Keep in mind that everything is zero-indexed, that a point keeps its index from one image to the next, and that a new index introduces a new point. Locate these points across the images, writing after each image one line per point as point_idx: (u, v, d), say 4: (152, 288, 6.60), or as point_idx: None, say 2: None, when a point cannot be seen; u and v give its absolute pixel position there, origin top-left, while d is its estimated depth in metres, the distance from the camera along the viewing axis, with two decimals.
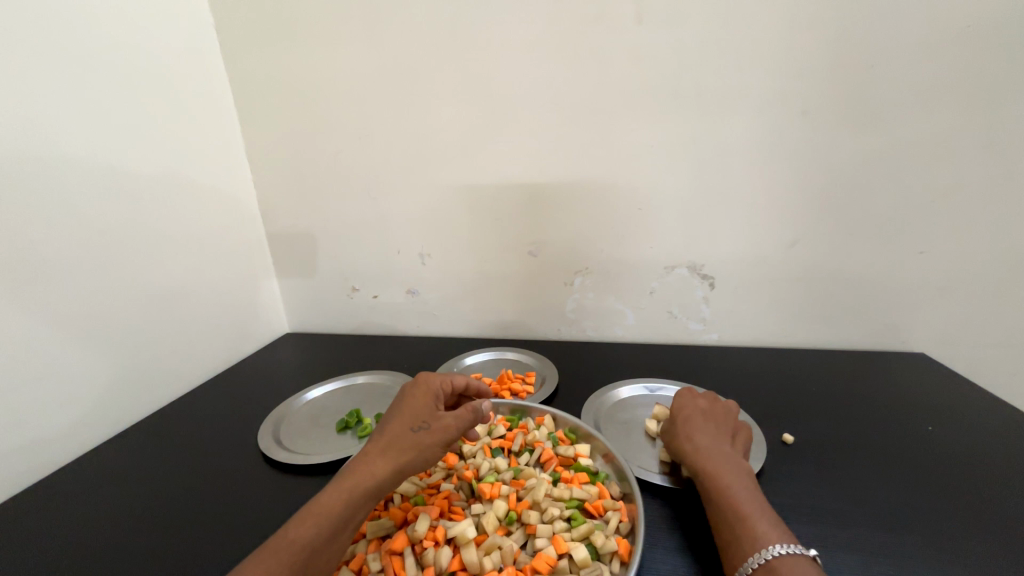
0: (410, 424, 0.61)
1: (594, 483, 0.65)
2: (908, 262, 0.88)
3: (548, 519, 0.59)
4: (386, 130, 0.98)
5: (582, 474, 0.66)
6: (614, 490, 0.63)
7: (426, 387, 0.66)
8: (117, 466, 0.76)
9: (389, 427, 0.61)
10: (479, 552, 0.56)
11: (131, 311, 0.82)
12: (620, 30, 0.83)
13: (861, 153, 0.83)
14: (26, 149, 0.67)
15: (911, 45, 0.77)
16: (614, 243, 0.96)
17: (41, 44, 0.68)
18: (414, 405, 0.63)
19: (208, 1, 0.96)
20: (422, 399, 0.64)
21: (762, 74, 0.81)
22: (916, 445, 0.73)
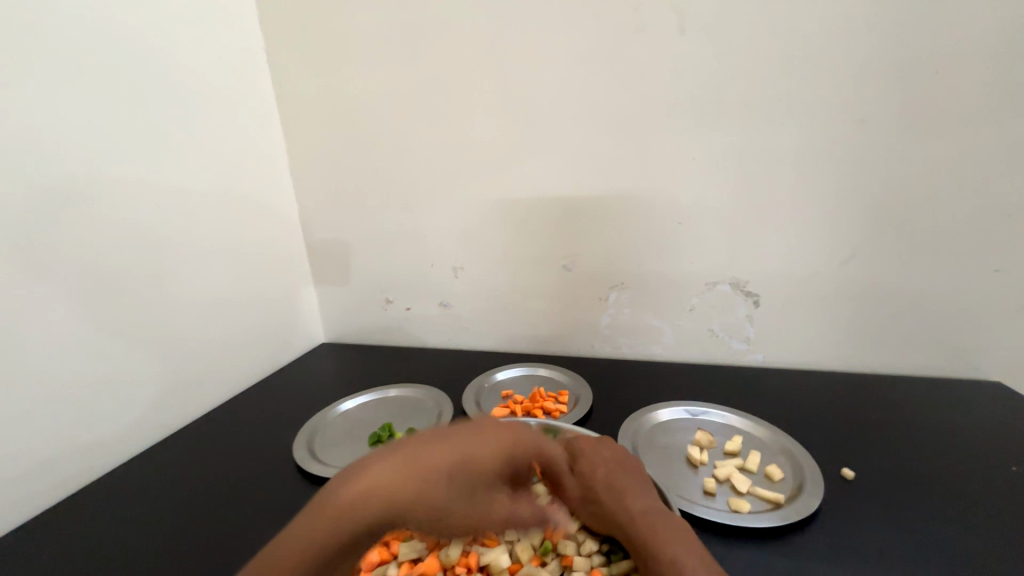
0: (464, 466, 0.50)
1: None
2: (980, 281, 0.80)
3: (585, 552, 0.57)
4: (422, 145, 0.99)
5: None
6: None
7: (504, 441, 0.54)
8: (162, 470, 0.79)
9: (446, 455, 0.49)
10: None
11: (179, 320, 0.86)
12: (659, 42, 0.82)
13: (924, 163, 0.77)
14: (90, 167, 0.72)
15: (981, 48, 0.71)
16: (652, 258, 0.93)
17: (106, 71, 0.74)
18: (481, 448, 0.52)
19: (260, 26, 1.01)
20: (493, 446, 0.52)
21: (812, 83, 0.77)
22: (996, 486, 0.65)
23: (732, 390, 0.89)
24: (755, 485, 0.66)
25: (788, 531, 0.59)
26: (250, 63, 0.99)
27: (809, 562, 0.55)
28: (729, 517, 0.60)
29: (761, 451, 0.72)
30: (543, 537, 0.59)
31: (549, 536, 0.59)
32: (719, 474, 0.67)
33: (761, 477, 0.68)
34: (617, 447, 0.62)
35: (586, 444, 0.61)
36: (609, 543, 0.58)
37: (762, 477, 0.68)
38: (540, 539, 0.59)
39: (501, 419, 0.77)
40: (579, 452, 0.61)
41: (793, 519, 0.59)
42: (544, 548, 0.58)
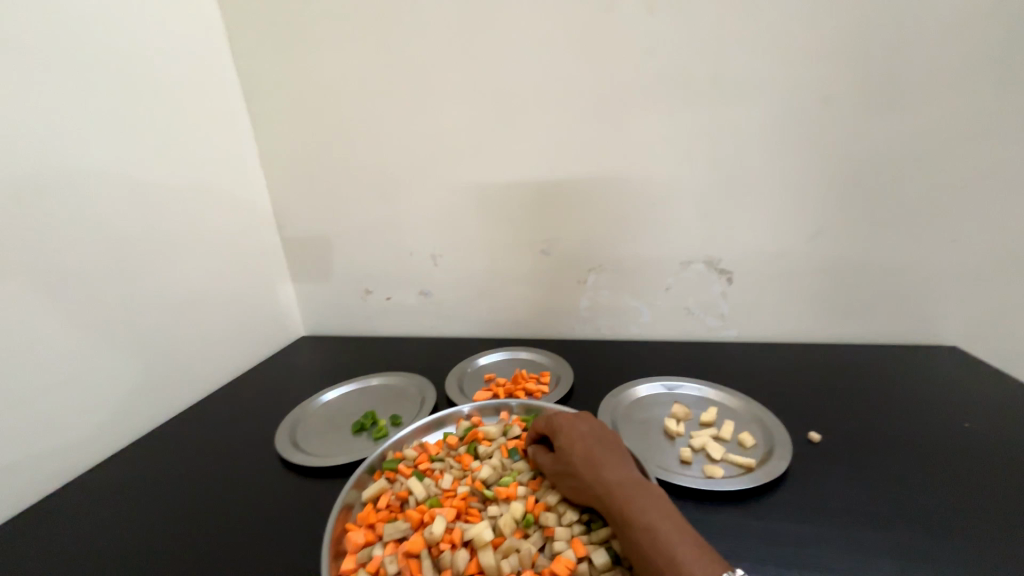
0: None
1: None
2: (936, 251, 0.84)
3: (566, 522, 0.59)
4: (396, 132, 0.98)
5: None
6: None
7: None
8: (140, 470, 0.78)
9: None
10: (496, 555, 0.56)
11: (150, 318, 0.84)
12: (629, 22, 0.82)
13: (884, 139, 0.80)
14: (51, 162, 0.69)
15: (936, 24, 0.73)
16: (628, 239, 0.94)
17: (61, 59, 0.70)
18: None
19: (221, 9, 0.97)
20: None
21: (777, 61, 0.79)
22: (951, 442, 0.69)
23: (708, 365, 0.92)
24: (728, 452, 0.68)
25: (759, 493, 0.62)
26: (211, 48, 0.95)
27: (779, 520, 0.58)
28: (703, 483, 0.62)
29: (735, 420, 0.75)
30: (524, 511, 0.61)
31: (531, 510, 0.61)
32: (695, 443, 0.70)
33: (734, 445, 0.70)
34: (595, 423, 0.64)
35: (565, 421, 0.64)
36: (589, 513, 0.60)
37: (735, 444, 0.71)
38: (522, 513, 0.60)
39: (483, 403, 0.78)
40: (559, 429, 0.63)
41: (763, 482, 0.62)
42: (526, 521, 0.59)
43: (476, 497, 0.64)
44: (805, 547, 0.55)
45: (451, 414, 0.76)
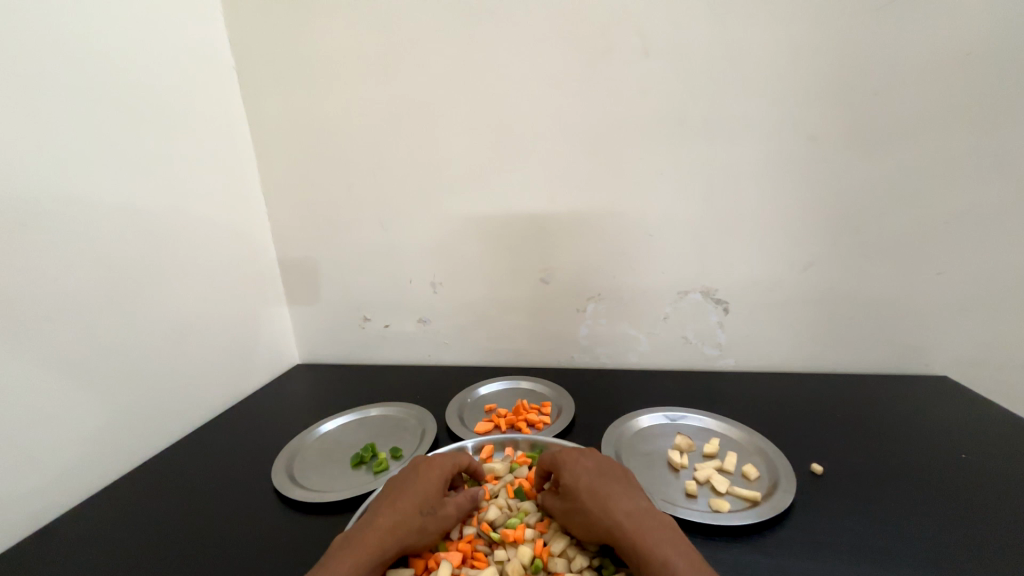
0: (417, 505, 0.59)
1: None
2: (922, 283, 0.87)
3: (576, 566, 0.57)
4: (398, 162, 1.00)
5: None
6: None
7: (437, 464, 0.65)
8: (127, 506, 0.75)
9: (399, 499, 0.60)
10: None
11: (143, 346, 0.82)
12: (627, 64, 0.86)
13: (868, 176, 0.84)
14: (51, 190, 0.69)
15: (912, 72, 0.79)
16: (626, 269, 0.96)
17: (68, 91, 0.71)
18: (420, 480, 0.62)
19: (230, 44, 1.00)
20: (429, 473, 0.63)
21: (766, 103, 0.83)
22: (949, 474, 0.70)
23: (707, 394, 0.93)
24: (733, 485, 0.69)
25: (766, 528, 0.62)
26: (217, 80, 0.97)
27: (788, 556, 0.58)
28: (710, 517, 0.62)
29: (738, 452, 0.75)
30: (533, 555, 0.59)
31: (539, 553, 0.59)
32: (699, 476, 0.70)
33: (738, 478, 0.70)
34: (599, 456, 0.64)
35: (568, 455, 0.63)
36: (599, 557, 0.59)
37: (739, 477, 0.71)
38: (530, 557, 0.59)
39: (493, 436, 0.79)
40: (563, 460, 0.63)
41: (769, 516, 0.62)
42: (534, 566, 0.58)
43: (483, 540, 0.63)
44: None
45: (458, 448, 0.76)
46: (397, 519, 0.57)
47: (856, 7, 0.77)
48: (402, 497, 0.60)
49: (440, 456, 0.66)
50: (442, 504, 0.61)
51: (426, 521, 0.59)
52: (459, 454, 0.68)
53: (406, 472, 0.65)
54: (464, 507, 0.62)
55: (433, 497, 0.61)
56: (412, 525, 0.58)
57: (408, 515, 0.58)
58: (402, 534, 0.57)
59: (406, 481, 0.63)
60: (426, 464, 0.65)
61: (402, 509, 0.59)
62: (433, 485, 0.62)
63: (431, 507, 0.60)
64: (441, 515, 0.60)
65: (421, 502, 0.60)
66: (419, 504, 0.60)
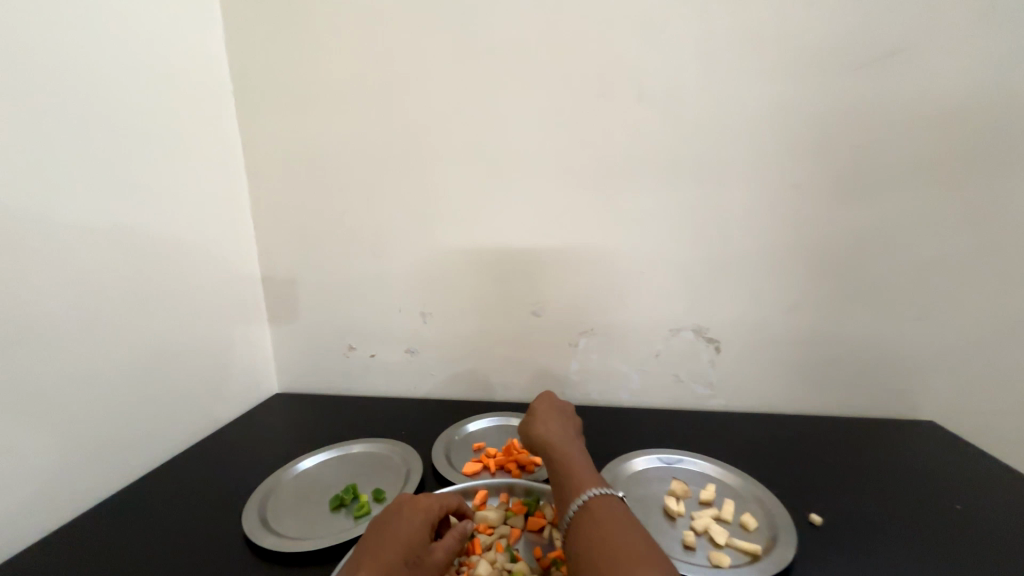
0: (403, 556, 0.55)
1: None
2: (908, 328, 0.89)
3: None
4: (392, 191, 0.99)
5: None
6: None
7: (422, 507, 0.61)
8: (79, 552, 0.68)
9: (383, 551, 0.55)
10: None
11: (113, 372, 0.77)
12: (622, 106, 0.89)
13: (854, 223, 0.86)
14: (29, 207, 0.66)
15: (892, 128, 0.83)
16: (619, 305, 0.96)
17: (57, 107, 0.69)
18: (404, 530, 0.58)
19: (228, 69, 1.00)
20: (413, 521, 0.59)
21: (757, 149, 0.86)
22: (944, 524, 0.69)
23: (699, 435, 0.91)
24: (731, 536, 0.66)
25: None
26: (213, 104, 0.97)
27: None
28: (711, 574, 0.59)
29: (735, 500, 0.73)
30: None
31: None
32: (697, 526, 0.67)
33: (736, 527, 0.68)
34: None
35: None
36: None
37: (737, 527, 0.69)
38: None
39: (487, 480, 0.74)
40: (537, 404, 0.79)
41: (772, 572, 0.59)
42: None
43: None
44: None
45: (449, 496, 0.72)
46: (381, 573, 0.53)
47: (838, 66, 0.82)
48: (384, 546, 0.56)
49: (425, 498, 0.62)
50: (429, 552, 0.57)
51: (412, 573, 0.54)
52: (446, 496, 0.64)
53: (390, 515, 0.60)
54: (452, 550, 0.59)
55: (419, 545, 0.57)
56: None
57: (393, 567, 0.54)
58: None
59: (391, 525, 0.58)
60: (412, 507, 0.61)
61: (387, 560, 0.54)
62: (420, 531, 0.58)
63: (417, 557, 0.56)
64: (428, 566, 0.56)
65: (407, 552, 0.55)
66: (404, 554, 0.55)
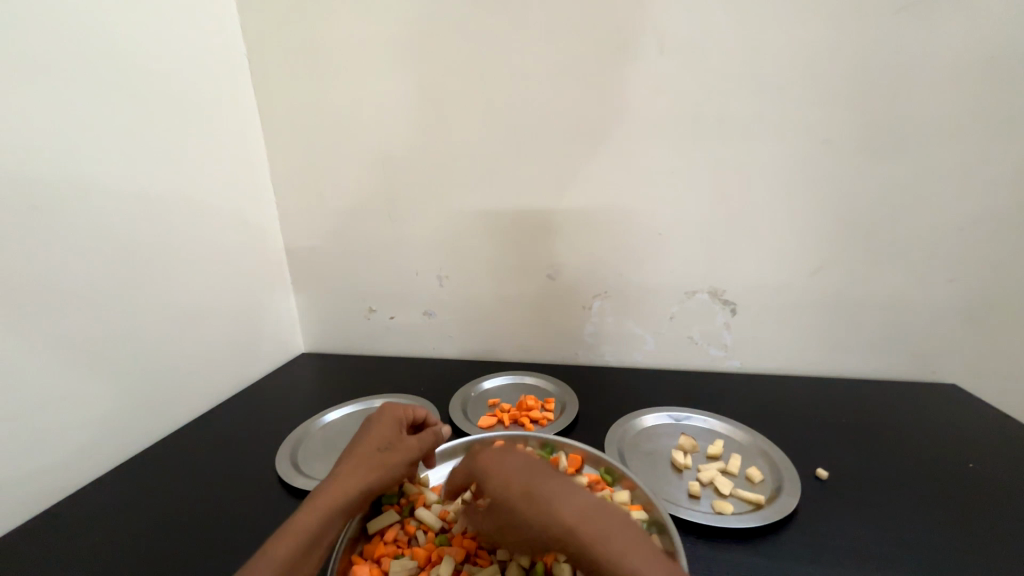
0: (376, 445, 0.61)
1: None
2: (936, 290, 0.86)
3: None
4: (407, 154, 0.99)
5: None
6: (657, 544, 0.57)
7: (391, 412, 0.66)
8: (136, 487, 0.76)
9: (356, 447, 0.60)
10: None
11: (152, 330, 0.83)
12: (641, 60, 0.85)
13: (884, 180, 0.82)
14: (65, 171, 0.70)
15: (934, 75, 0.77)
16: (633, 267, 0.96)
17: (81, 71, 0.71)
18: (376, 429, 0.63)
19: (242, 32, 1.00)
20: (384, 423, 0.64)
21: (782, 102, 0.82)
22: (956, 481, 0.70)
23: (712, 395, 0.92)
24: (736, 487, 0.68)
25: (769, 532, 0.61)
26: (229, 69, 0.98)
27: (792, 561, 0.57)
28: (714, 520, 0.62)
29: (742, 454, 0.75)
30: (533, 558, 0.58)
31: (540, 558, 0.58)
32: (702, 477, 0.69)
33: (742, 480, 0.70)
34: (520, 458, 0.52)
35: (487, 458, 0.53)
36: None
37: (743, 479, 0.71)
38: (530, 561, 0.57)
39: (505, 432, 0.76)
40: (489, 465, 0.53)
41: (774, 520, 0.61)
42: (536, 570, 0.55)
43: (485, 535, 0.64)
44: None
45: (467, 445, 0.75)
46: (359, 462, 0.58)
47: (879, 7, 0.76)
48: (357, 444, 0.61)
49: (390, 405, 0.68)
50: (400, 442, 0.63)
51: (387, 458, 0.60)
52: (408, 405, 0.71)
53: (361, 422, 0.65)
54: (423, 441, 0.66)
55: (390, 438, 0.62)
56: (376, 462, 0.59)
57: (370, 455, 0.59)
58: (367, 472, 0.57)
59: (362, 428, 0.64)
60: (379, 412, 0.66)
61: (363, 449, 0.60)
62: (391, 427, 0.64)
63: (391, 446, 0.62)
64: (401, 451, 0.62)
65: (380, 443, 0.61)
66: (376, 447, 0.60)
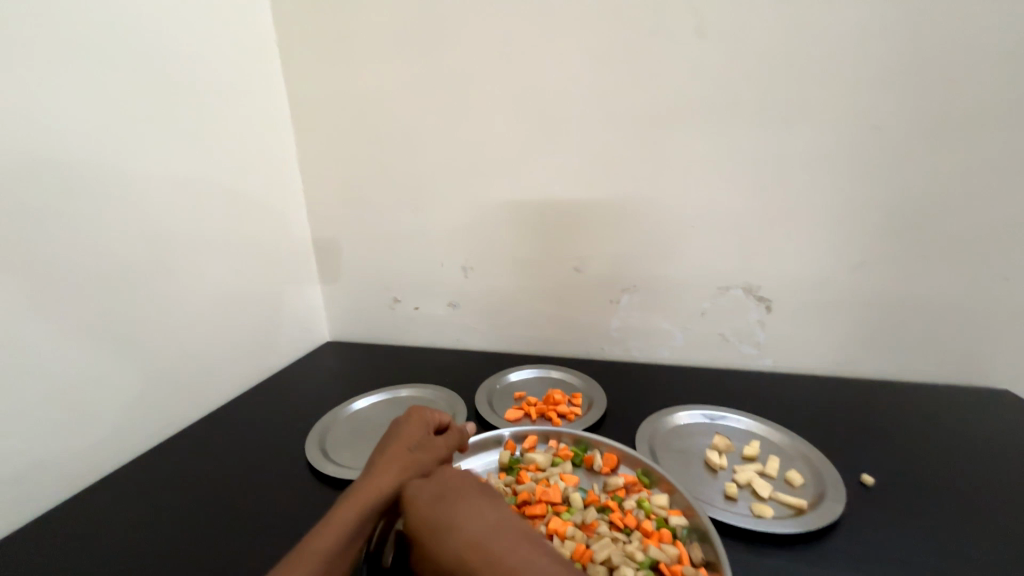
0: (406, 446, 0.58)
1: (674, 542, 0.58)
2: (991, 290, 0.81)
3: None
4: (434, 144, 0.98)
5: (664, 530, 0.59)
6: (694, 553, 0.56)
7: (419, 412, 0.64)
8: (170, 469, 0.79)
9: (388, 445, 0.58)
10: None
11: (183, 318, 0.85)
12: (679, 46, 0.82)
13: (938, 172, 0.78)
14: (101, 162, 0.72)
15: (1000, 59, 0.72)
16: (663, 262, 0.93)
17: (116, 65, 0.73)
18: (406, 428, 0.61)
19: (270, 20, 1.00)
20: (414, 422, 0.62)
21: (828, 90, 0.78)
22: (1008, 493, 0.66)
23: (743, 394, 0.89)
24: (776, 490, 0.66)
25: (812, 538, 0.59)
26: (259, 58, 0.98)
27: (832, 569, 0.55)
28: (753, 523, 0.59)
29: (781, 457, 0.72)
30: (571, 557, 0.55)
31: (578, 557, 0.55)
32: (740, 479, 0.67)
33: (781, 483, 0.68)
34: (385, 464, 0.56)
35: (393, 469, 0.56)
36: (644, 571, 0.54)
37: (782, 482, 0.68)
38: (568, 559, 0.55)
39: (537, 428, 0.76)
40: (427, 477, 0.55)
41: (816, 527, 0.59)
42: (574, 570, 0.54)
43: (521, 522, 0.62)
44: None
45: (500, 438, 0.75)
46: (392, 464, 0.56)
47: None
48: (388, 442, 0.59)
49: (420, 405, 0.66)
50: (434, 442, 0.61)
51: (422, 459, 0.58)
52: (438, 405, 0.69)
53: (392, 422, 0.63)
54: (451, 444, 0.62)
55: (420, 438, 0.60)
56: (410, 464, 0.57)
57: (404, 456, 0.57)
58: (399, 470, 0.55)
59: (391, 427, 0.62)
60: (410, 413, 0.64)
61: (397, 450, 0.57)
62: (423, 426, 0.62)
63: (424, 447, 0.59)
64: (431, 450, 0.60)
65: (413, 443, 0.59)
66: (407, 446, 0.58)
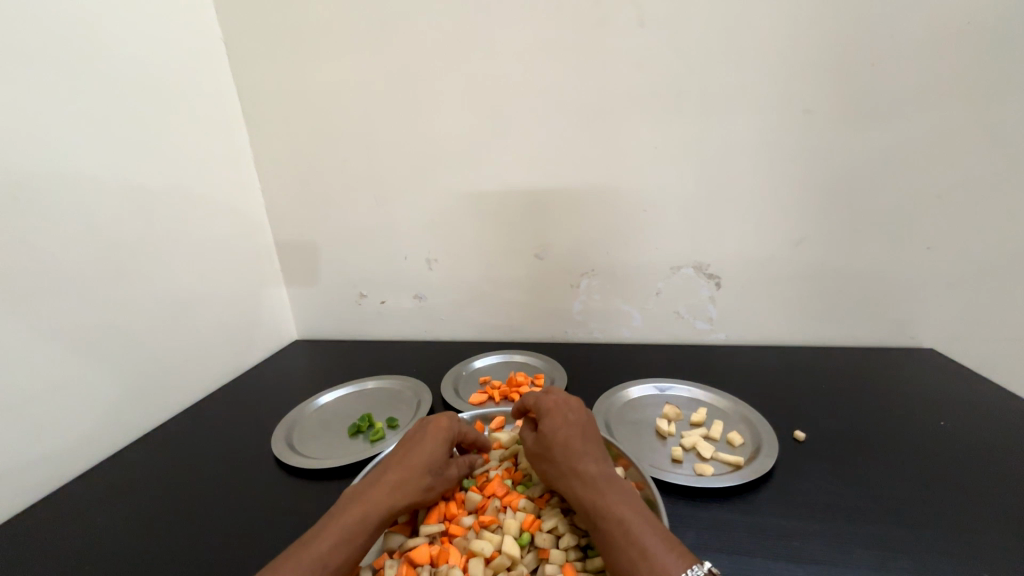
0: (426, 468, 0.59)
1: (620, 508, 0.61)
2: (915, 258, 0.88)
3: (562, 545, 0.57)
4: (392, 137, 0.99)
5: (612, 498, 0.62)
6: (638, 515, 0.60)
7: (445, 429, 0.64)
8: (133, 472, 0.77)
9: (408, 464, 0.59)
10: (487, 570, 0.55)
11: (144, 323, 0.84)
12: (625, 35, 0.84)
13: (864, 150, 0.83)
14: (46, 163, 0.69)
15: (912, 43, 0.77)
16: (619, 245, 0.97)
17: (55, 60, 0.70)
18: (428, 447, 0.61)
19: (218, 17, 0.98)
20: (438, 442, 0.62)
21: (762, 74, 0.82)
22: (929, 440, 0.72)
23: (698, 367, 0.94)
24: (717, 451, 0.71)
25: (747, 490, 0.64)
26: (208, 55, 0.96)
27: (767, 516, 0.60)
28: (692, 480, 0.64)
29: (724, 420, 0.78)
30: (521, 527, 0.59)
31: (527, 527, 0.59)
32: (685, 443, 0.72)
33: (723, 444, 0.73)
34: (585, 414, 0.64)
35: (554, 405, 0.65)
36: (587, 538, 0.58)
37: (724, 443, 0.73)
38: (518, 530, 0.59)
39: (505, 408, 0.79)
40: (546, 418, 0.63)
41: (752, 479, 0.64)
42: (522, 539, 0.58)
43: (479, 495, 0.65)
44: (792, 541, 0.57)
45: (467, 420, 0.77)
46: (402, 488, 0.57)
47: None
48: (410, 459, 0.60)
49: (445, 420, 0.65)
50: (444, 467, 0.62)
51: (433, 483, 0.59)
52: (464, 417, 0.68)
53: (413, 435, 0.64)
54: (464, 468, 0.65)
55: (440, 463, 0.61)
56: (420, 486, 0.58)
57: (416, 479, 0.58)
58: (412, 494, 0.57)
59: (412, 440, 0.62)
60: (434, 429, 0.64)
61: (412, 471, 0.59)
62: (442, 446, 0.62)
63: (437, 471, 0.61)
64: (445, 478, 0.61)
65: (428, 465, 0.60)
66: (427, 468, 0.59)
